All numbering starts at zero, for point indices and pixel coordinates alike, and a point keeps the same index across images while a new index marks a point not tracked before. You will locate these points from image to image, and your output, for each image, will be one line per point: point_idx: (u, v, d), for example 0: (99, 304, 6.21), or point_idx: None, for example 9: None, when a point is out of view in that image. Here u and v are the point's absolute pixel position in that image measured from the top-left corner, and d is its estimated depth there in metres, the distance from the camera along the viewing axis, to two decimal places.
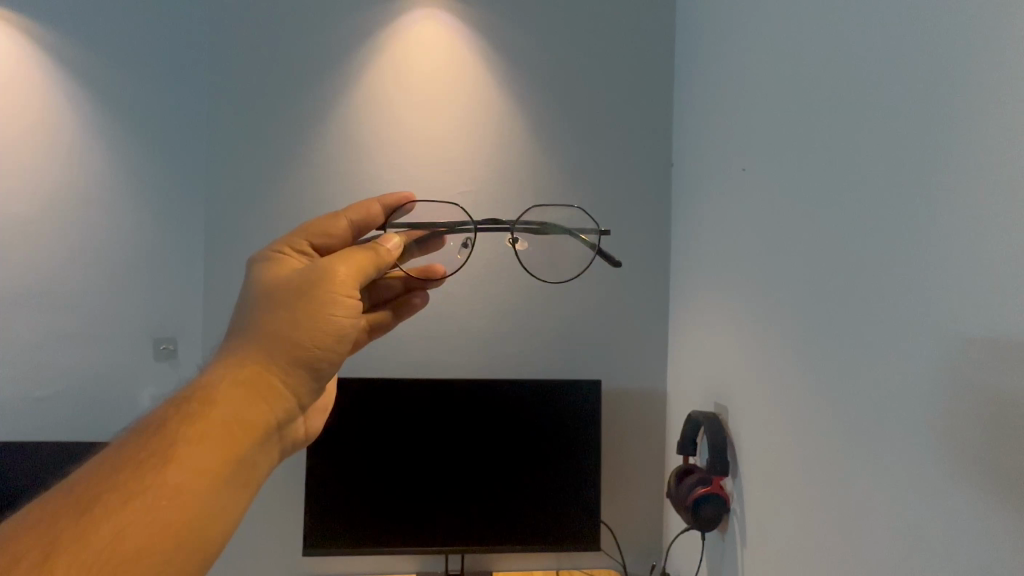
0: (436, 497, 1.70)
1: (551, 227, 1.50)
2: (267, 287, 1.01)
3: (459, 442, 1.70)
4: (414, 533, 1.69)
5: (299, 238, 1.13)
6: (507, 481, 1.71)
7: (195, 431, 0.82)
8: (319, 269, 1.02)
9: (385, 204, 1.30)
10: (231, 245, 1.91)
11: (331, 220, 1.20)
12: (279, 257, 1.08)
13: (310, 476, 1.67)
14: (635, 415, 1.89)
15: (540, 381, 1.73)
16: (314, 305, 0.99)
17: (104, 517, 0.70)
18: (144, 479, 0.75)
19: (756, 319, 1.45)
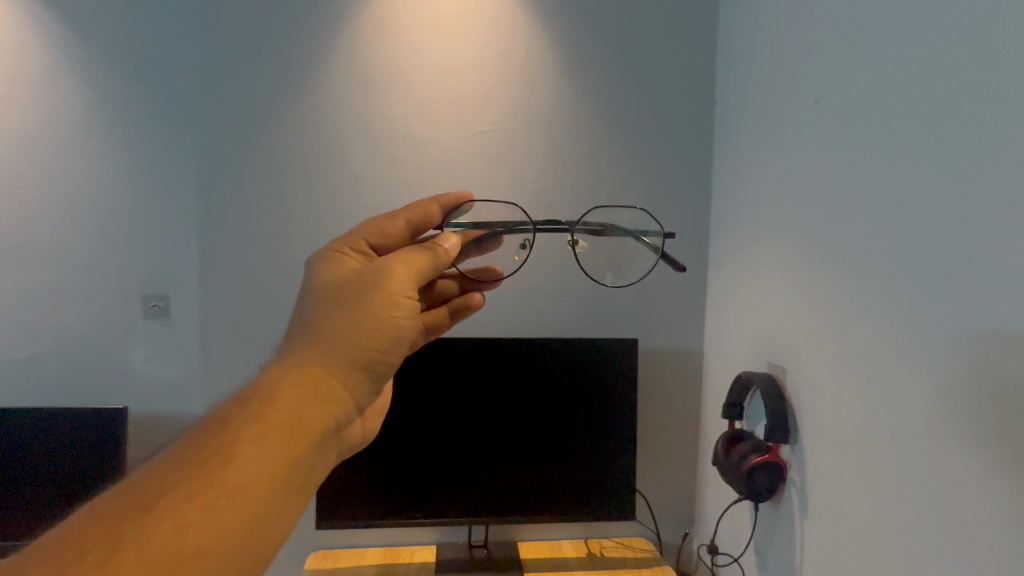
0: (460, 471, 1.57)
1: (612, 229, 1.38)
2: (327, 289, 0.97)
3: (482, 412, 1.57)
4: (440, 509, 1.57)
5: (359, 239, 1.09)
6: (535, 453, 1.59)
7: (252, 434, 0.79)
8: (377, 270, 0.98)
9: (444, 205, 1.23)
10: (227, 192, 1.73)
11: (387, 222, 1.13)
12: (338, 259, 1.03)
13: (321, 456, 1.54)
14: (669, 379, 1.76)
15: (570, 342, 1.58)
16: (371, 308, 0.95)
17: (162, 519, 0.69)
18: (200, 482, 0.73)
19: (819, 271, 1.28)
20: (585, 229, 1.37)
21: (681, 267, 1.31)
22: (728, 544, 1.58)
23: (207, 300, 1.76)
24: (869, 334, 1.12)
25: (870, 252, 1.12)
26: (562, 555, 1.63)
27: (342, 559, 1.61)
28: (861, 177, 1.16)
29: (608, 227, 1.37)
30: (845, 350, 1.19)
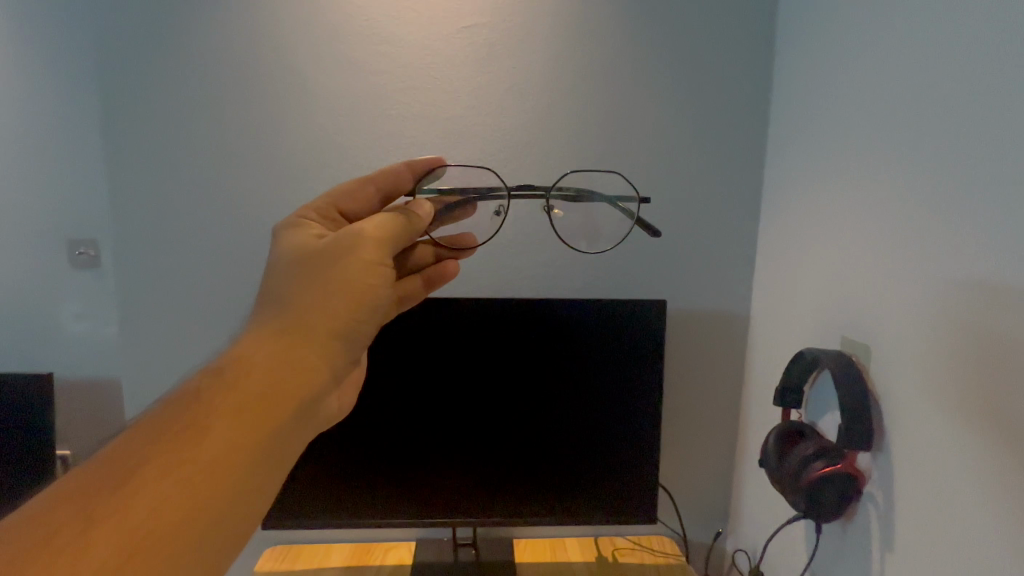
0: (448, 464, 1.28)
1: (591, 193, 1.06)
2: (289, 259, 0.73)
3: (474, 394, 1.26)
4: (423, 508, 1.29)
5: (324, 207, 0.83)
6: (539, 443, 1.28)
7: (222, 410, 0.60)
8: (355, 230, 0.76)
9: (416, 164, 0.92)
10: (133, 112, 1.32)
11: (357, 186, 0.86)
12: (303, 225, 0.78)
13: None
14: (703, 348, 1.41)
15: (578, 307, 1.24)
16: (346, 275, 0.73)
17: (110, 511, 0.51)
18: (165, 466, 0.55)
19: (903, 214, 0.90)
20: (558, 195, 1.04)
21: (660, 236, 1.02)
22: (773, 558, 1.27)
23: (121, 245, 1.36)
24: (996, 308, 0.74)
25: (1007, 184, 0.72)
26: (567, 561, 1.34)
27: (302, 560, 1.34)
28: (985, 57, 0.75)
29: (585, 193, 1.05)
30: (953, 333, 0.81)
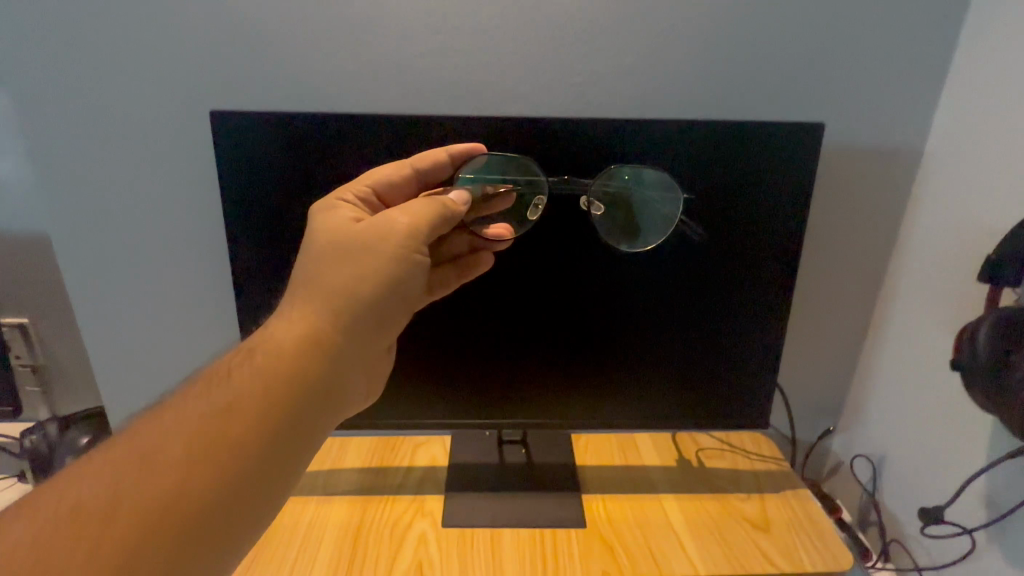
0: (537, 335, 0.92)
1: (630, 197, 0.82)
2: (321, 240, 0.61)
3: (587, 239, 0.86)
4: (495, 390, 0.95)
5: (360, 185, 0.69)
6: (665, 309, 0.90)
7: (247, 381, 0.52)
8: (391, 213, 0.63)
9: (457, 151, 0.76)
10: None
11: (395, 175, 0.72)
12: (338, 204, 0.66)
13: (258, 293, 0.88)
14: (848, 202, 1.01)
15: (704, 134, 0.82)
16: (377, 264, 0.60)
17: (132, 478, 0.47)
18: (181, 434, 0.49)
19: None
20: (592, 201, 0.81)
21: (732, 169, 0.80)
22: (926, 484, 0.95)
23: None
24: None
25: None
26: (642, 466, 1.06)
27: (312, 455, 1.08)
28: None
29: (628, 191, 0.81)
30: None
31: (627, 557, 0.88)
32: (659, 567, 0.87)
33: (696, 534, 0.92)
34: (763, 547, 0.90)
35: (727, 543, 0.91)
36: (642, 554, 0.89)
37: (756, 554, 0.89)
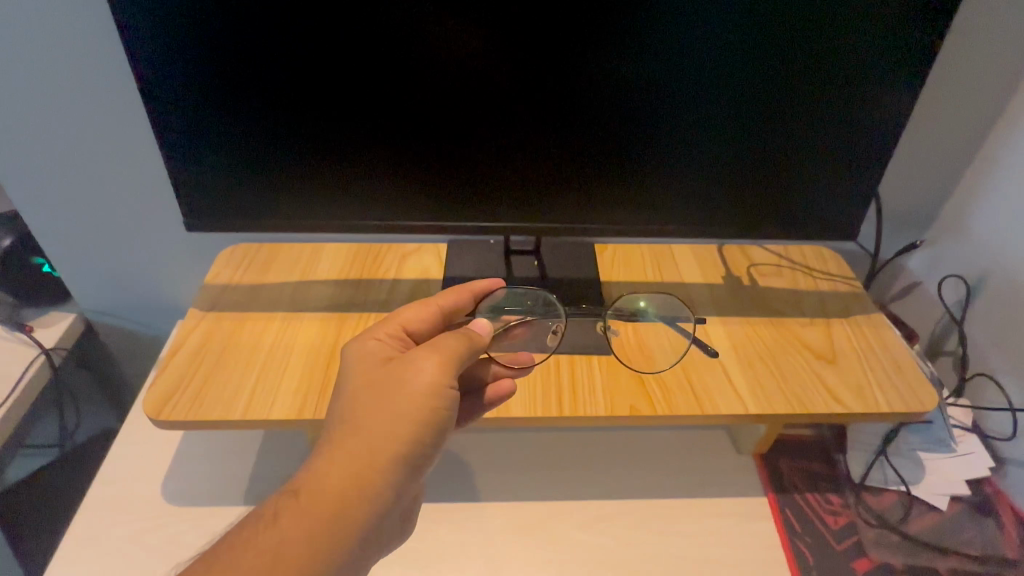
0: (628, 88, 0.62)
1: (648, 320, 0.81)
2: (365, 381, 0.55)
3: None
4: (597, 180, 0.70)
5: (396, 323, 0.61)
6: (804, 15, 0.58)
7: (308, 512, 0.48)
8: (432, 355, 0.56)
9: (479, 287, 0.68)
10: None
11: (423, 311, 0.62)
12: (377, 342, 0.58)
13: (204, 57, 0.59)
14: None
15: None
16: (418, 398, 0.53)
17: None
18: (249, 556, 0.46)
19: None
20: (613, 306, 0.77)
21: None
22: None
23: None
24: None
25: None
26: (681, 283, 0.87)
27: (277, 267, 0.87)
28: None
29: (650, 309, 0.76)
30: None
31: (660, 391, 0.71)
32: (700, 404, 0.70)
33: (745, 365, 0.75)
34: (827, 382, 0.73)
35: (784, 378, 0.74)
36: (680, 388, 0.72)
37: (821, 391, 0.72)
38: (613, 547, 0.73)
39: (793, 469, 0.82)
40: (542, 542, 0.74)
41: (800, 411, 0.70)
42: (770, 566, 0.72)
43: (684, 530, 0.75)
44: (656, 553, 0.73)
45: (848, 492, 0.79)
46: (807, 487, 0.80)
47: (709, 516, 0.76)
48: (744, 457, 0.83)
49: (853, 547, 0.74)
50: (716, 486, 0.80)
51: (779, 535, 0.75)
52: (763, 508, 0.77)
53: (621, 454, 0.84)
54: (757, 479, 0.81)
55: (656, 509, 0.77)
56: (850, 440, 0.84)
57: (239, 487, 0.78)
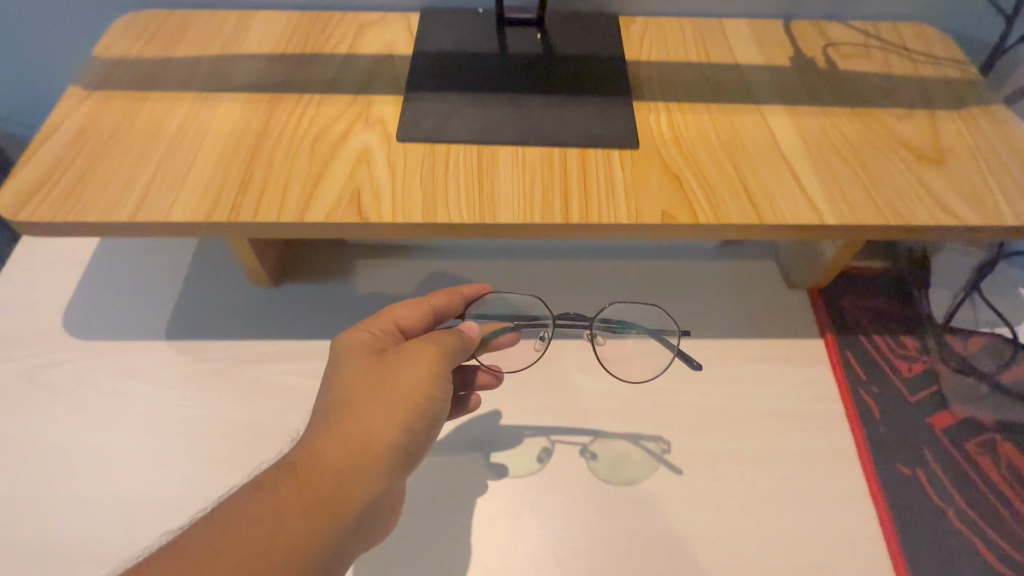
0: None
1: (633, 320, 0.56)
2: (356, 371, 0.41)
3: None
4: None
5: (386, 316, 0.46)
6: None
7: (300, 499, 0.34)
8: (431, 351, 0.43)
9: (468, 291, 0.52)
10: None
11: (417, 305, 0.48)
12: (364, 332, 0.44)
13: None
14: None
15: None
16: (417, 394, 0.41)
17: None
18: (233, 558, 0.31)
19: None
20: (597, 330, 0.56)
21: None
22: None
23: None
24: None
25: None
26: (734, 64, 0.64)
27: (186, 42, 0.64)
28: None
29: (648, 325, 0.56)
30: None
31: (704, 195, 0.52)
32: (758, 211, 0.51)
33: (819, 165, 0.55)
34: (931, 188, 0.54)
35: (873, 182, 0.54)
36: (730, 191, 0.52)
37: (923, 199, 0.53)
38: (625, 395, 0.58)
39: (859, 308, 0.65)
40: (537, 387, 0.59)
41: (892, 224, 0.52)
42: (822, 419, 0.57)
43: (715, 376, 0.60)
44: (678, 404, 0.58)
45: (927, 336, 0.62)
46: (875, 329, 0.63)
47: (748, 360, 0.61)
48: (795, 292, 0.66)
49: (932, 399, 0.58)
50: (759, 326, 0.63)
51: (838, 384, 0.59)
52: (818, 351, 0.61)
53: (641, 286, 0.66)
54: (812, 318, 0.64)
55: (682, 352, 0.61)
56: (933, 273, 0.67)
57: (160, 317, 0.62)
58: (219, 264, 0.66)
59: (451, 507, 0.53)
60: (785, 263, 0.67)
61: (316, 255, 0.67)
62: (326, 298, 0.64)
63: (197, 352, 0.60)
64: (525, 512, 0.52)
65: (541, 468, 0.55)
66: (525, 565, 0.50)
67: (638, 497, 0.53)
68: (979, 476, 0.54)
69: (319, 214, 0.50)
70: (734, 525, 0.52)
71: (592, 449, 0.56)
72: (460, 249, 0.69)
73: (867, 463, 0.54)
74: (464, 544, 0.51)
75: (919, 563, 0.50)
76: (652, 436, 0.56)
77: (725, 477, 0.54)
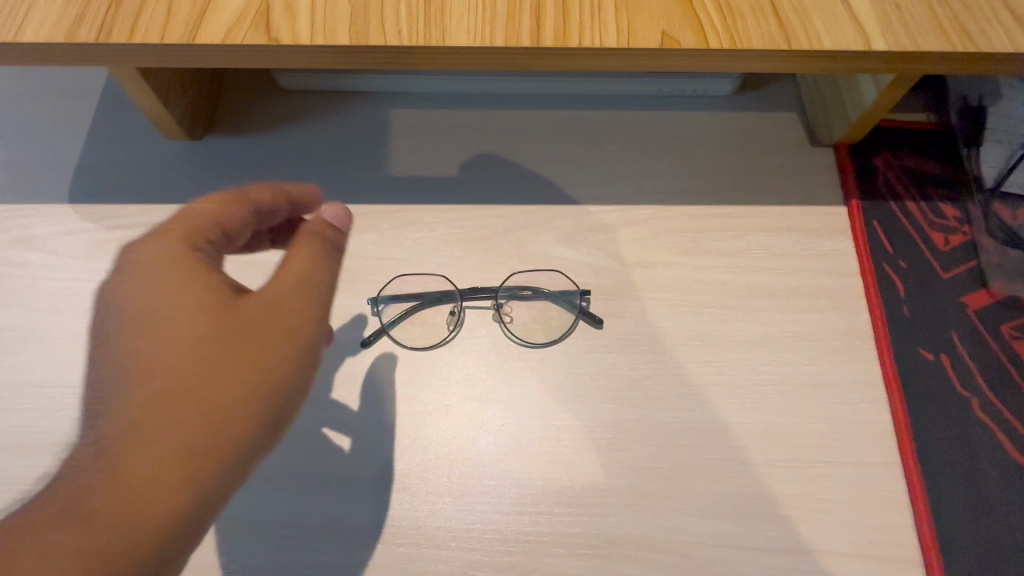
0: None
1: (535, 288, 0.49)
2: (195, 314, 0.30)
3: None
4: None
5: (193, 224, 0.34)
6: None
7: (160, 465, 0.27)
8: (302, 262, 0.33)
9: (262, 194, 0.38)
10: None
11: (219, 206, 0.35)
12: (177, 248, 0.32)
13: None
14: None
15: None
16: (293, 319, 0.32)
17: None
18: None
19: None
20: (498, 302, 0.49)
21: None
22: None
23: None
24: None
25: None
26: None
27: None
28: None
29: (548, 289, 0.49)
30: None
31: (719, 12, 0.40)
32: (787, 34, 0.39)
33: None
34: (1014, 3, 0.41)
35: None
36: (752, 7, 0.40)
37: (1002, 19, 0.40)
38: (608, 269, 0.50)
39: (894, 169, 0.54)
40: (505, 258, 0.50)
41: (958, 54, 0.40)
42: (838, 299, 0.49)
43: (715, 249, 0.51)
44: (670, 280, 0.50)
45: (972, 203, 0.52)
46: (910, 195, 0.53)
47: (757, 231, 0.51)
48: (820, 150, 0.55)
49: (968, 276, 0.50)
50: (772, 190, 0.53)
51: (859, 259, 0.50)
52: (841, 221, 0.52)
53: (635, 142, 0.55)
54: (837, 180, 0.54)
55: (678, 220, 0.52)
56: (988, 126, 0.54)
57: (59, 175, 0.52)
58: (129, 112, 0.54)
59: (400, 392, 0.46)
60: (811, 115, 0.56)
61: (243, 101, 0.56)
62: (257, 154, 0.53)
63: (106, 219, 0.50)
64: (485, 399, 0.46)
65: (449, 339, 0.48)
66: (482, 457, 0.44)
67: (616, 384, 0.46)
68: (1014, 363, 0.47)
69: (213, 35, 0.38)
70: (725, 416, 0.45)
71: (512, 312, 0.48)
72: (419, 94, 0.57)
73: (884, 349, 0.47)
74: (414, 432, 0.45)
75: (931, 458, 0.44)
76: (579, 289, 0.49)
77: (718, 362, 0.47)
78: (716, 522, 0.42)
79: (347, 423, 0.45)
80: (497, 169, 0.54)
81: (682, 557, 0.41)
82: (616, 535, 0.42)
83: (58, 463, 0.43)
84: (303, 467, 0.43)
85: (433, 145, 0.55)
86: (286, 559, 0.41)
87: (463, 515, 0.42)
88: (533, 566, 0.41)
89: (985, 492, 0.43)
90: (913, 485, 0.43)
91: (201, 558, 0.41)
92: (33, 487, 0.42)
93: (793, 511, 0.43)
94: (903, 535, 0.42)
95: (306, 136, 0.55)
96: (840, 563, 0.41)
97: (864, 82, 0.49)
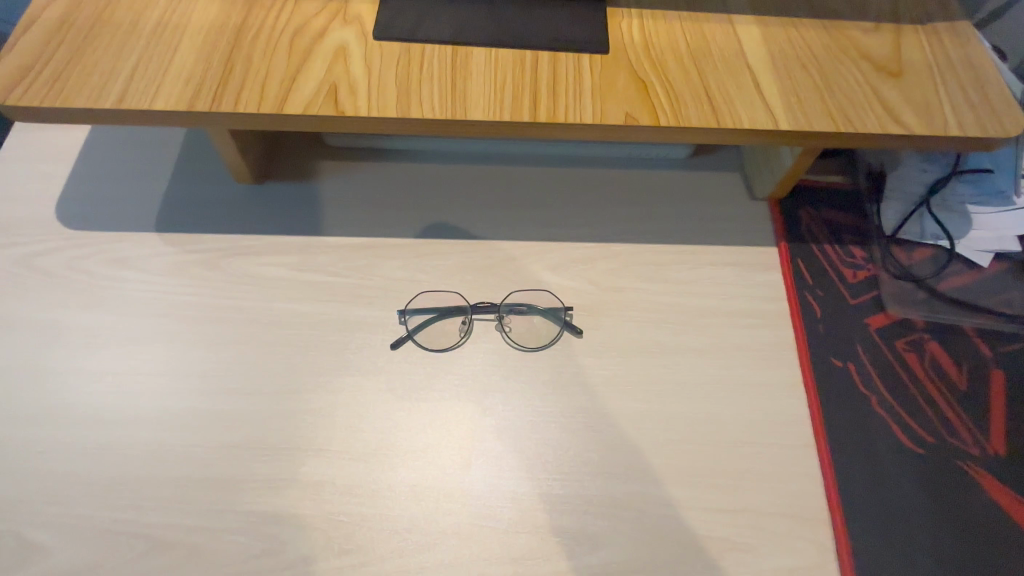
0: None
1: (529, 304, 0.61)
2: None
3: None
4: None
5: None
6: None
7: None
8: None
9: None
10: None
11: None
12: None
13: None
14: None
15: None
16: None
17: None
18: None
19: None
20: (500, 315, 0.61)
21: None
22: None
23: None
24: None
25: None
26: None
27: None
28: None
29: (541, 306, 0.61)
30: None
31: (667, 99, 0.54)
32: (717, 116, 0.54)
33: (780, 73, 0.56)
34: (883, 97, 0.56)
35: (830, 92, 0.56)
36: (692, 97, 0.54)
37: (875, 109, 0.55)
38: (587, 292, 0.62)
39: (814, 219, 0.68)
40: (505, 282, 0.63)
41: (842, 133, 0.54)
42: (769, 319, 0.62)
43: (672, 278, 0.64)
44: (636, 301, 0.62)
45: (875, 246, 0.66)
46: (827, 239, 0.67)
47: (706, 264, 0.65)
48: (756, 203, 0.69)
49: (871, 303, 0.63)
50: (718, 233, 0.67)
51: (787, 288, 0.64)
52: (772, 258, 0.65)
53: (609, 193, 0.69)
54: (770, 226, 0.68)
55: (643, 255, 0.65)
56: (888, 188, 0.68)
57: (147, 209, 0.65)
58: (204, 161, 0.68)
59: (421, 384, 0.57)
60: (749, 175, 0.70)
61: (296, 154, 0.69)
62: (306, 196, 0.67)
63: (186, 244, 0.63)
64: (488, 390, 0.57)
65: (460, 344, 0.60)
66: (485, 433, 0.55)
67: (593, 380, 0.58)
68: (906, 370, 0.59)
69: (295, 107, 0.52)
70: (677, 406, 0.57)
71: (511, 324, 0.61)
72: (436, 151, 0.71)
73: (803, 357, 0.60)
74: (432, 414, 0.56)
75: (839, 442, 0.56)
76: (564, 307, 0.61)
77: (673, 365, 0.59)
78: (670, 486, 0.54)
79: (379, 407, 0.56)
80: (499, 211, 0.67)
81: (644, 513, 0.52)
82: (592, 495, 0.53)
83: (148, 435, 0.54)
84: (344, 441, 0.54)
85: (448, 192, 0.68)
86: (330, 511, 0.51)
87: (470, 478, 0.53)
88: (526, 518, 0.52)
89: (881, 468, 0.55)
90: (824, 462, 0.55)
91: (262, 509, 0.51)
92: (126, 453, 0.53)
93: (731, 480, 0.54)
94: (817, 500, 0.54)
95: (346, 181, 0.68)
96: (767, 519, 0.53)
97: (784, 151, 0.63)
